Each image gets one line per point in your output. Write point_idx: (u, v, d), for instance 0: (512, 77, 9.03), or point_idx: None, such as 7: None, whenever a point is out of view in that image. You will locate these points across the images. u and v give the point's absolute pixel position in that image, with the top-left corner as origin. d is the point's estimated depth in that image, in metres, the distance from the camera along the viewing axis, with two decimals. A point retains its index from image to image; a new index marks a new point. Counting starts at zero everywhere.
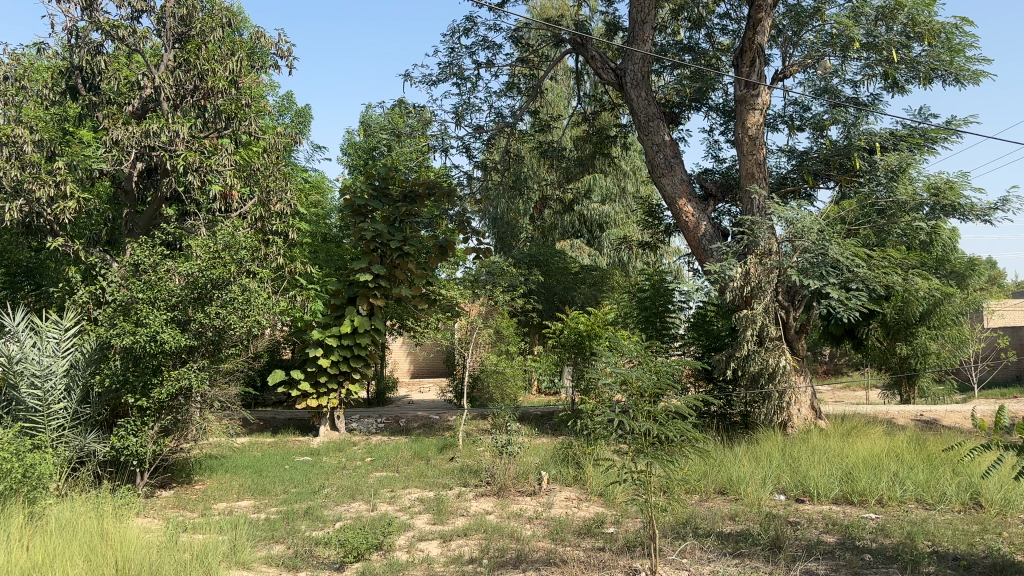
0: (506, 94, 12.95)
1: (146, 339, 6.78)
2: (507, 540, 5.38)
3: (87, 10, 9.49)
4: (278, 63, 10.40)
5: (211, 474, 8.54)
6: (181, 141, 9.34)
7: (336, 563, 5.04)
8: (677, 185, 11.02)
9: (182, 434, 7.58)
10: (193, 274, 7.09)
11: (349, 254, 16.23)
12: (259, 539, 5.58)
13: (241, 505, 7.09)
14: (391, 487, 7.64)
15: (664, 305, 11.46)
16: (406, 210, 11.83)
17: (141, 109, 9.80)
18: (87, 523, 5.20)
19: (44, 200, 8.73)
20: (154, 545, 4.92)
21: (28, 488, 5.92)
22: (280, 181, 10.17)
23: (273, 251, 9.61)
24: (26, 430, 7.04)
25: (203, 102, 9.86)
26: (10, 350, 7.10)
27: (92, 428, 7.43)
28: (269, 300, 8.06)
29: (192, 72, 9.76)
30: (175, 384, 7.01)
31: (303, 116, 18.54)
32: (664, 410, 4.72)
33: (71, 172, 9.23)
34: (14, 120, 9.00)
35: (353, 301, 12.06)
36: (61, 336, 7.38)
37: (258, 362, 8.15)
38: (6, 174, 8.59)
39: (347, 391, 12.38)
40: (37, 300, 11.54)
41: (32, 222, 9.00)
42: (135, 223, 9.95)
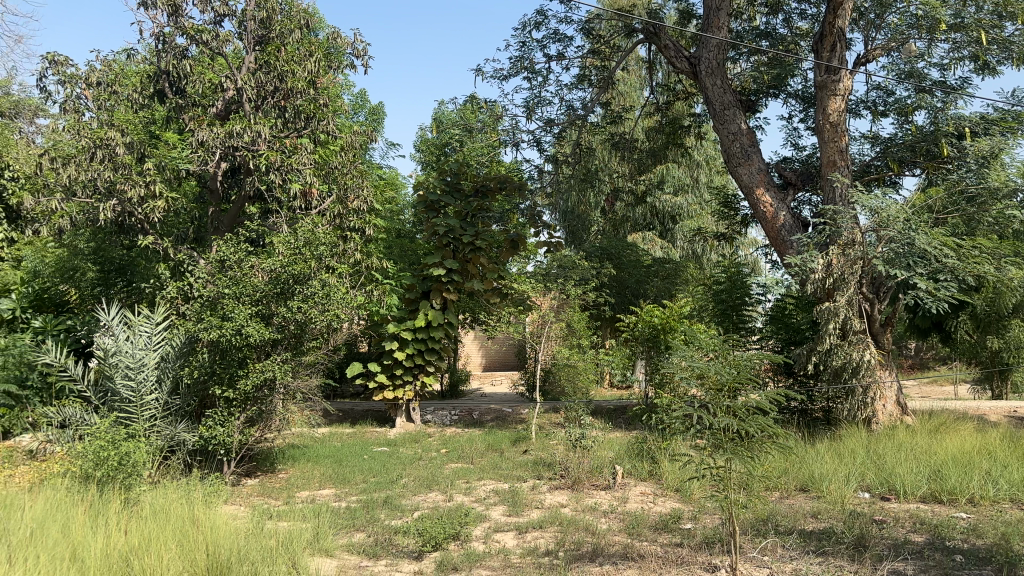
0: (577, 86, 12.85)
1: (232, 333, 7.03)
2: (583, 534, 5.37)
3: (173, 16, 9.84)
4: (354, 63, 10.56)
5: (294, 463, 8.81)
6: (263, 141, 9.61)
7: (415, 553, 5.14)
8: (755, 175, 10.78)
9: (266, 425, 7.83)
10: (276, 270, 7.32)
11: (422, 249, 16.44)
12: (340, 527, 5.72)
13: (322, 493, 7.29)
14: (466, 478, 7.72)
15: (742, 298, 11.26)
16: (478, 205, 11.92)
17: (224, 111, 10.02)
18: (178, 510, 5.40)
19: (135, 200, 9.10)
20: (241, 532, 5.08)
21: (123, 475, 6.23)
22: (356, 179, 10.34)
23: (350, 247, 9.81)
24: (121, 420, 7.39)
25: (284, 103, 10.09)
26: (106, 344, 7.45)
27: (182, 418, 7.73)
28: (348, 294, 8.24)
29: (272, 74, 10.01)
30: (260, 375, 7.25)
31: (376, 113, 18.84)
32: (744, 405, 4.61)
33: (159, 172, 9.56)
34: (107, 124, 9.39)
35: (427, 295, 12.26)
36: (152, 329, 7.73)
37: (338, 355, 8.34)
38: (101, 176, 9.00)
39: (421, 383, 12.55)
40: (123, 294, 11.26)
41: (124, 221, 9.38)
42: (221, 221, 10.25)
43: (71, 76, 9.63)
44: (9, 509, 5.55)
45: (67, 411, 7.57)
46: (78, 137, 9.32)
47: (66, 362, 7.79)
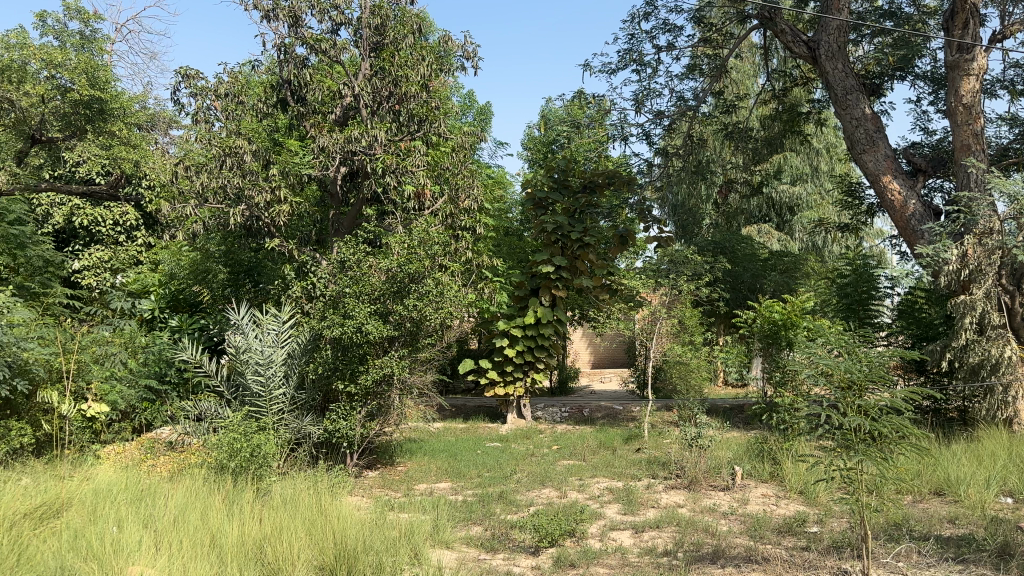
0: (688, 77, 12.61)
1: (354, 330, 7.29)
2: (702, 535, 5.27)
3: (293, 27, 10.28)
4: (464, 65, 10.73)
5: (411, 457, 9.05)
6: (379, 145, 9.87)
7: (532, 548, 5.19)
8: (881, 162, 10.28)
9: (385, 420, 8.06)
10: (393, 269, 7.55)
11: (530, 247, 16.52)
12: (458, 520, 5.84)
13: (440, 487, 7.46)
14: (580, 475, 7.73)
15: (868, 292, 10.76)
16: (586, 201, 11.89)
17: (343, 117, 10.45)
18: (307, 500, 5.67)
19: (262, 205, 9.56)
20: (366, 522, 5.29)
21: (255, 466, 6.57)
22: (467, 179, 10.51)
23: (462, 246, 9.98)
24: (252, 413, 7.78)
25: (399, 107, 10.38)
26: (237, 341, 7.86)
27: (307, 412, 8.06)
28: (461, 292, 8.40)
29: (387, 79, 10.28)
30: (379, 371, 7.48)
31: (484, 113, 19.10)
32: (876, 404, 4.40)
33: (283, 178, 10.00)
34: (234, 133, 9.90)
35: (537, 292, 12.33)
36: (279, 327, 8.10)
37: (451, 351, 8.50)
38: (230, 182, 9.50)
39: (532, 380, 12.62)
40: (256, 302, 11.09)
41: (252, 225, 9.87)
42: (340, 223, 10.60)
43: (202, 89, 10.19)
44: (155, 496, 5.97)
45: (204, 405, 8.05)
46: (209, 146, 9.87)
47: (201, 359, 8.28)
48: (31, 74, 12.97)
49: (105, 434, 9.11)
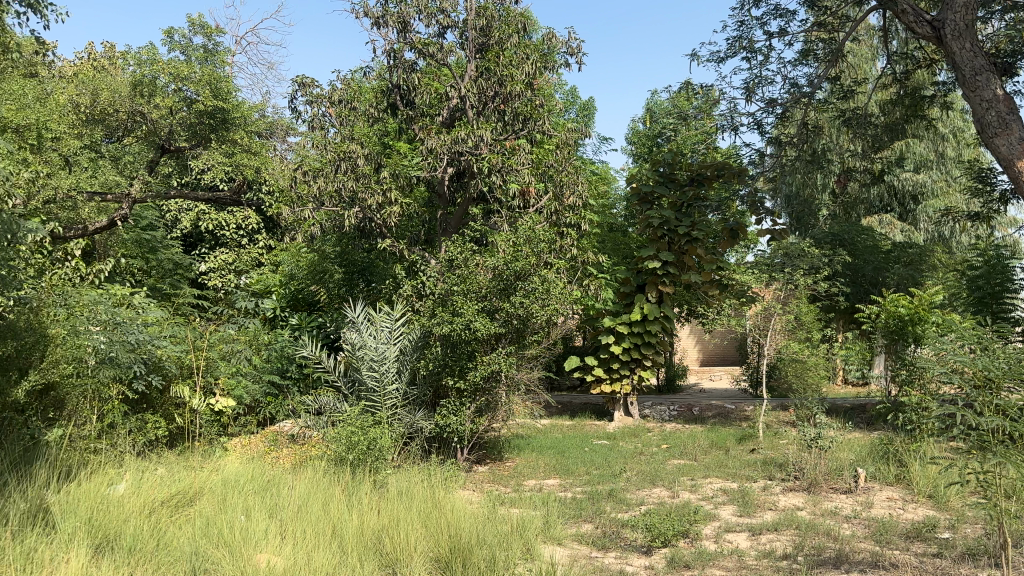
0: (801, 63, 12.15)
1: (462, 327, 7.45)
2: (824, 538, 5.09)
3: (402, 32, 10.53)
4: (568, 61, 10.71)
5: (520, 453, 9.13)
6: (485, 145, 9.99)
7: (644, 547, 5.15)
8: (1015, 145, 9.62)
9: (494, 416, 8.15)
10: (500, 267, 7.64)
11: (636, 243, 16.34)
12: (569, 517, 5.86)
13: (549, 483, 7.49)
14: (692, 475, 7.60)
15: (1002, 285, 10.10)
16: (694, 194, 11.68)
17: (449, 118, 10.65)
18: (421, 492, 5.85)
19: (374, 207, 9.86)
20: (479, 515, 5.41)
21: (372, 459, 6.81)
22: (573, 175, 10.48)
23: (568, 243, 9.98)
24: (368, 408, 8.05)
25: (503, 106, 10.49)
26: (353, 338, 8.19)
27: (420, 407, 8.26)
28: (567, 289, 8.41)
29: (493, 79, 10.42)
30: (487, 367, 7.60)
31: (587, 109, 19.05)
32: (1017, 404, 4.12)
33: (394, 180, 10.27)
34: (348, 138, 10.24)
35: (643, 288, 12.20)
36: (392, 325, 8.33)
37: (558, 348, 8.52)
38: (345, 186, 9.84)
39: (639, 378, 12.49)
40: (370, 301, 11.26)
41: (365, 227, 10.19)
42: (447, 222, 10.71)
43: (317, 96, 10.59)
44: (280, 485, 6.29)
45: (323, 399, 8.42)
46: (324, 152, 10.25)
47: (320, 355, 8.65)
48: (160, 87, 13.65)
49: (232, 427, 9.63)
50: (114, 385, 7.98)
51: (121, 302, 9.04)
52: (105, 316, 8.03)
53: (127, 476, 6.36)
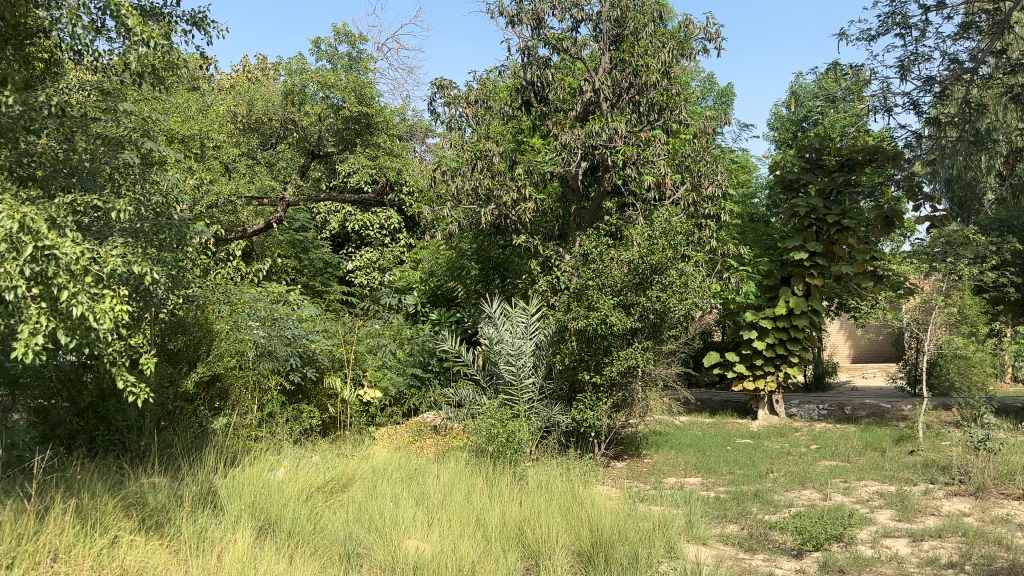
0: (962, 36, 11.29)
1: (598, 322, 7.43)
2: (994, 547, 4.74)
3: (537, 29, 10.60)
4: (706, 48, 10.42)
5: (659, 450, 9.00)
6: (620, 137, 9.90)
7: (794, 550, 5.00)
8: None
9: (631, 411, 8.06)
10: (635, 261, 7.56)
11: (779, 234, 15.71)
12: (713, 517, 5.76)
13: (690, 481, 7.35)
14: (844, 477, 7.24)
15: None
16: (844, 180, 11.13)
17: (584, 112, 10.58)
18: (561, 485, 5.98)
19: (509, 204, 9.99)
20: (619, 511, 5.49)
21: (511, 451, 6.97)
22: (711, 165, 10.21)
23: (707, 235, 9.74)
24: (506, 401, 8.19)
25: (638, 98, 10.31)
26: (490, 332, 8.36)
27: (557, 401, 8.32)
28: (705, 282, 8.21)
29: (628, 70, 10.25)
30: (624, 363, 7.54)
31: (725, 96, 18.52)
32: None
33: (528, 176, 10.36)
34: (484, 136, 10.41)
35: (788, 281, 11.73)
36: (528, 319, 8.42)
37: (697, 343, 8.33)
38: (481, 184, 10.00)
39: (785, 374, 12.01)
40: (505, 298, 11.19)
41: (501, 223, 10.34)
42: (582, 217, 10.73)
43: (454, 97, 10.81)
44: (425, 474, 6.57)
45: (463, 392, 8.63)
46: (461, 152, 10.47)
47: (460, 350, 8.88)
48: (309, 95, 14.32)
49: (379, 417, 10.03)
50: (272, 376, 8.54)
51: (278, 299, 9.60)
52: (263, 312, 8.72)
53: (285, 462, 6.79)
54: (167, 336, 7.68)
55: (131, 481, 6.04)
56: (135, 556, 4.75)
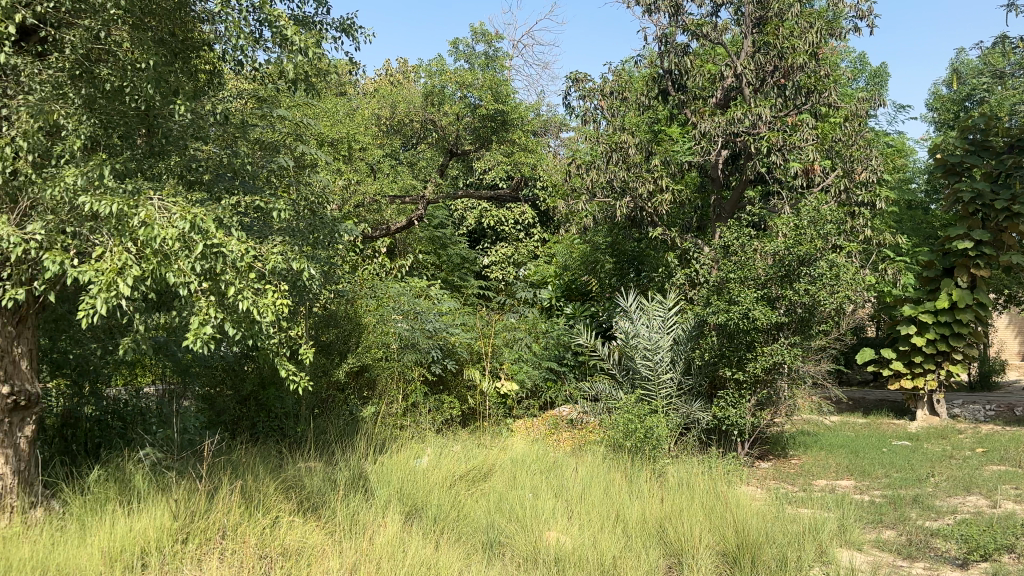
0: None
1: (740, 316, 7.22)
2: None
3: (675, 16, 10.38)
4: (858, 25, 9.87)
5: (806, 450, 8.63)
6: (764, 123, 9.51)
7: (959, 560, 4.69)
8: None
9: (776, 410, 7.76)
10: (781, 252, 7.28)
11: (939, 222, 14.68)
12: (867, 522, 5.49)
13: (841, 484, 7.01)
14: (1016, 484, 6.69)
15: None
16: (1015, 162, 10.27)
17: (725, 99, 10.27)
18: (702, 484, 5.92)
19: (646, 195, 9.82)
20: (764, 512, 5.38)
21: (650, 447, 6.92)
22: (864, 150, 9.67)
23: (860, 225, 9.23)
24: (643, 396, 8.09)
25: (784, 81, 9.92)
26: (627, 327, 8.30)
27: (696, 397, 8.13)
28: (858, 274, 7.78)
29: (772, 53, 9.87)
30: (769, 359, 7.27)
31: (878, 76, 17.48)
32: None
33: (666, 167, 10.16)
34: (620, 128, 10.31)
35: (949, 273, 10.95)
36: (665, 313, 8.28)
37: (849, 338, 7.91)
38: (617, 176, 9.91)
39: (947, 373, 11.22)
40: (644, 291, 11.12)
41: (636, 216, 10.17)
42: (722, 207, 10.34)
43: (589, 89, 10.69)
44: (563, 467, 6.64)
45: (600, 387, 8.59)
46: (597, 145, 10.40)
47: (596, 344, 8.85)
48: (449, 95, 14.72)
49: (517, 410, 10.14)
50: (415, 367, 8.83)
51: (420, 293, 9.89)
52: (406, 306, 9.04)
53: (428, 452, 7.02)
54: (318, 330, 8.10)
55: (288, 465, 6.41)
56: (294, 536, 5.09)
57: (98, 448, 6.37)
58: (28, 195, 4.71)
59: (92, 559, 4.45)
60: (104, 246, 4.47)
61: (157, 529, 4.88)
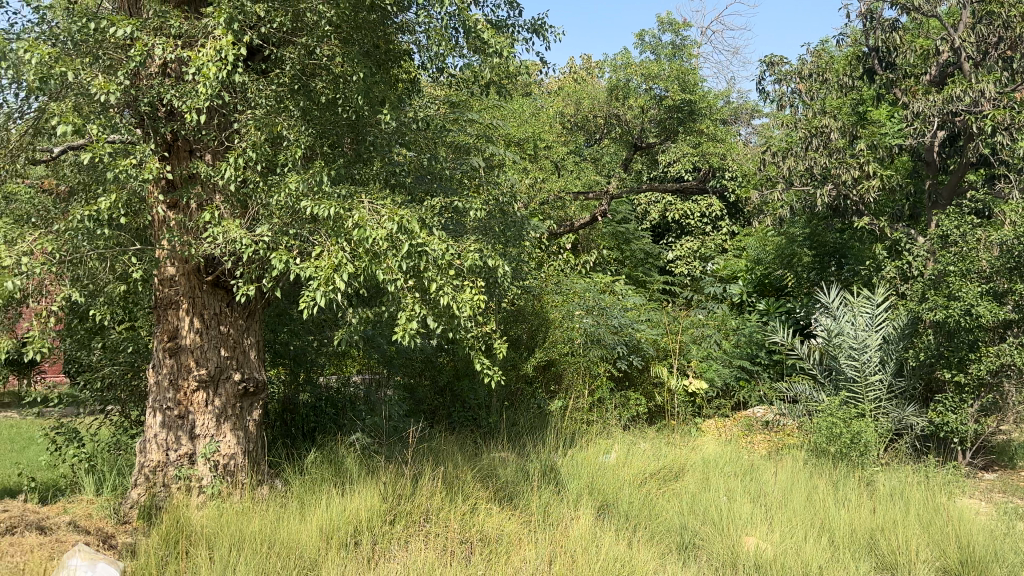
0: None
1: (961, 313, 6.61)
2: None
3: None
4: None
5: None
6: (988, 100, 8.61)
7: None
8: None
9: (1004, 417, 7.04)
10: (1009, 243, 6.58)
11: None
12: None
13: None
14: None
15: None
16: None
17: (939, 76, 9.47)
18: (917, 494, 5.60)
19: (850, 182, 9.20)
20: (991, 529, 5.05)
21: (856, 453, 6.54)
22: None
23: None
24: (848, 399, 7.64)
25: (1012, 52, 8.93)
26: (829, 325, 7.87)
27: (909, 401, 7.57)
28: None
29: (997, 23, 8.92)
30: (996, 360, 6.59)
31: None
32: None
33: (872, 152, 9.48)
34: (819, 113, 9.76)
35: None
36: (873, 310, 7.75)
37: None
38: (817, 163, 9.39)
39: None
40: (847, 286, 10.45)
41: (839, 205, 9.53)
42: (939, 194, 9.45)
43: (784, 73, 10.21)
44: (762, 469, 6.45)
45: (798, 388, 8.18)
46: (793, 131, 9.91)
47: (794, 342, 8.44)
48: (634, 88, 14.76)
49: (708, 409, 9.86)
50: (602, 363, 8.84)
51: (605, 288, 9.87)
52: (592, 302, 9.06)
53: (619, 448, 7.00)
54: (508, 324, 8.31)
55: (484, 455, 6.62)
56: (492, 523, 5.24)
57: (313, 433, 6.88)
58: (257, 201, 5.15)
59: (312, 534, 4.81)
60: (323, 246, 4.82)
61: (368, 509, 5.19)
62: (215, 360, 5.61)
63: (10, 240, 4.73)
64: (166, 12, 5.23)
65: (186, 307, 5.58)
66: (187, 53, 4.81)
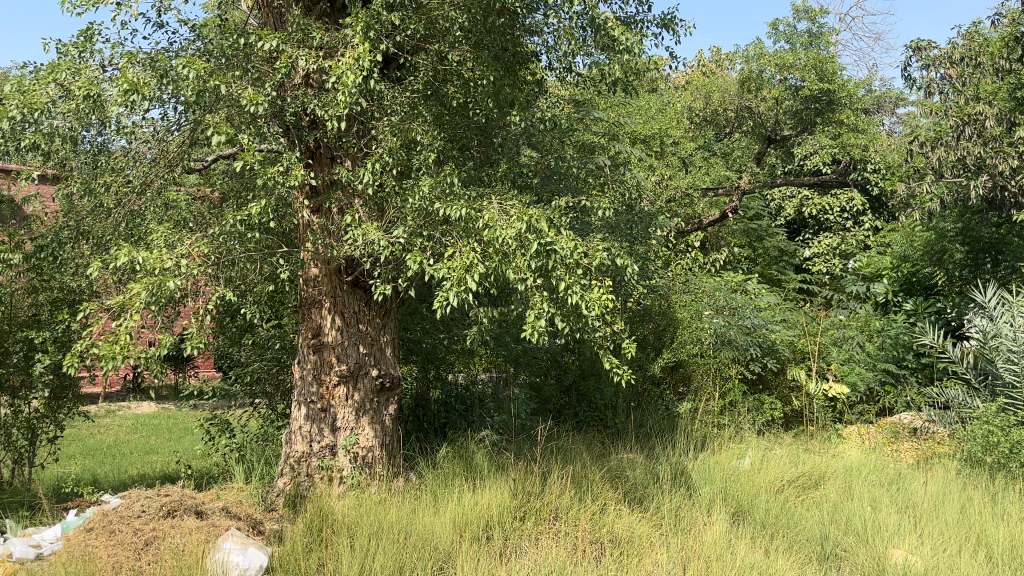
0: None
1: None
2: None
3: None
4: None
5: None
6: None
7: None
8: None
9: None
10: None
11: None
12: None
13: None
14: None
15: None
16: None
17: None
18: None
19: (1007, 173, 8.53)
20: None
21: (1017, 465, 6.07)
22: None
23: None
24: (1007, 406, 7.09)
25: None
26: (985, 325, 7.34)
27: None
28: None
29: None
30: None
31: None
32: None
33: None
34: (972, 99, 9.12)
35: None
36: None
37: None
38: (970, 153, 8.78)
39: None
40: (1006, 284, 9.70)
41: (996, 197, 8.85)
42: None
43: (932, 59, 9.61)
44: (909, 480, 6.12)
45: (950, 393, 7.67)
46: (943, 119, 9.31)
47: (945, 345, 7.91)
48: (767, 79, 14.23)
49: (849, 415, 9.41)
50: (734, 365, 8.60)
51: (737, 288, 9.60)
52: (723, 302, 8.82)
53: (752, 452, 6.79)
54: (636, 324, 8.23)
55: (612, 456, 6.58)
56: (622, 525, 5.19)
57: (444, 428, 7.05)
58: (392, 204, 5.34)
59: (445, 527, 4.92)
60: (455, 246, 4.93)
61: (498, 505, 5.26)
62: (355, 356, 5.84)
63: (170, 243, 5.09)
64: (308, 26, 5.48)
65: (328, 306, 5.84)
66: (328, 63, 5.03)
